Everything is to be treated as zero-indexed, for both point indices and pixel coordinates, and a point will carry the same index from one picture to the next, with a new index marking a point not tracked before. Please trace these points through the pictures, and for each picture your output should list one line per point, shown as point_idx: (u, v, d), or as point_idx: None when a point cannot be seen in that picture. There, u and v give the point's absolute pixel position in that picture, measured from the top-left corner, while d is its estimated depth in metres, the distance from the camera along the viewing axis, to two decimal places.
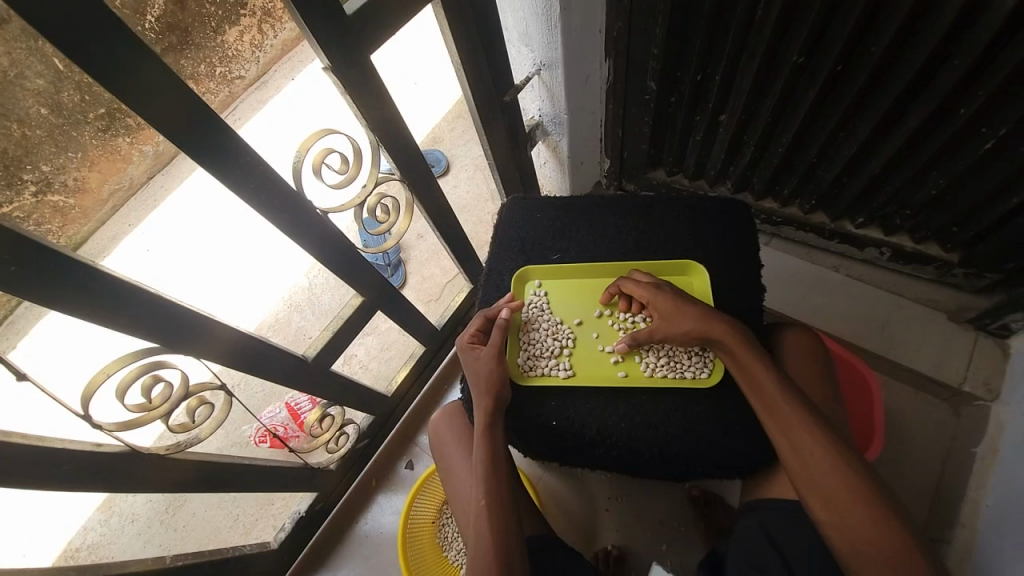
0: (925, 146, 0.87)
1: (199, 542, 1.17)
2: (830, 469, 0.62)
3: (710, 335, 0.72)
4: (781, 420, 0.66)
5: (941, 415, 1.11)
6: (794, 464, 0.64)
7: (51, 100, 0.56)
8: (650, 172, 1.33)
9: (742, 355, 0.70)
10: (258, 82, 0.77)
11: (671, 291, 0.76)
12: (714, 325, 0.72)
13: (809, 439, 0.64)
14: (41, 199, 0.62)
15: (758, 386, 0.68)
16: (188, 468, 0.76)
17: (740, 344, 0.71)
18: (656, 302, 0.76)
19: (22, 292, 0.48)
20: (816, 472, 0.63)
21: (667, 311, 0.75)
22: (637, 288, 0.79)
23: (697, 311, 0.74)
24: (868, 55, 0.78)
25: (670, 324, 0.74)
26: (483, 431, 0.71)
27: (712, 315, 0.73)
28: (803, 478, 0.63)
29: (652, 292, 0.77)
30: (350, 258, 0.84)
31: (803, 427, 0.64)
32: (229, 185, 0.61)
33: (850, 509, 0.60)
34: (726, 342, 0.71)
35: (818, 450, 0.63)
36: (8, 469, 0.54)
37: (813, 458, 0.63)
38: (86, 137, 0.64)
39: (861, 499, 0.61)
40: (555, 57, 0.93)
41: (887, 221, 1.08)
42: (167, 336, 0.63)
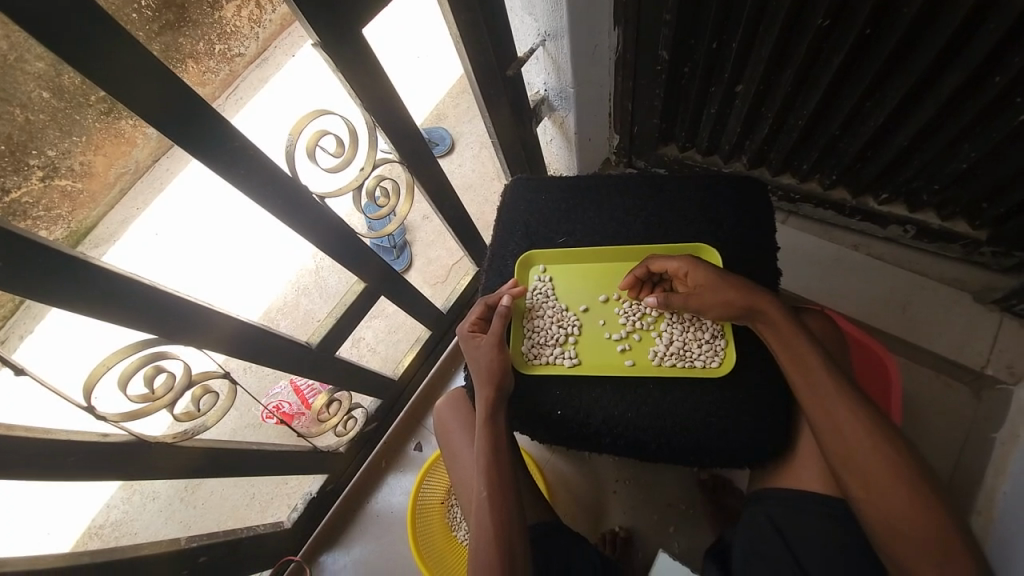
0: (956, 119, 0.81)
1: (217, 520, 1.21)
2: (871, 447, 0.61)
3: (757, 305, 0.70)
4: (820, 396, 0.65)
5: (960, 398, 1.08)
6: (832, 441, 0.63)
7: (52, 83, 0.54)
8: (662, 147, 1.27)
9: (785, 332, 0.68)
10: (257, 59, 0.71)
11: (707, 262, 0.73)
12: (759, 298, 0.70)
13: (851, 416, 0.63)
14: (48, 183, 0.63)
15: (802, 362, 0.67)
16: (196, 455, 0.77)
17: (782, 321, 0.69)
18: (697, 274, 0.73)
19: (13, 289, 0.47)
20: (856, 451, 0.61)
21: (711, 282, 0.72)
22: (673, 263, 0.75)
23: (737, 283, 0.71)
24: (899, 18, 0.71)
25: (709, 293, 0.72)
26: (483, 420, 0.70)
27: (752, 289, 0.71)
28: (843, 457, 0.62)
29: (692, 266, 0.73)
30: (350, 243, 0.82)
31: (846, 406, 0.63)
32: (220, 174, 0.59)
33: (884, 488, 0.60)
34: (774, 319, 0.69)
35: (860, 430, 0.62)
36: (15, 462, 0.54)
37: (852, 435, 0.62)
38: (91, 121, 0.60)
39: (895, 482, 0.60)
40: (561, 26, 0.88)
41: (913, 197, 1.02)
42: (166, 328, 0.62)
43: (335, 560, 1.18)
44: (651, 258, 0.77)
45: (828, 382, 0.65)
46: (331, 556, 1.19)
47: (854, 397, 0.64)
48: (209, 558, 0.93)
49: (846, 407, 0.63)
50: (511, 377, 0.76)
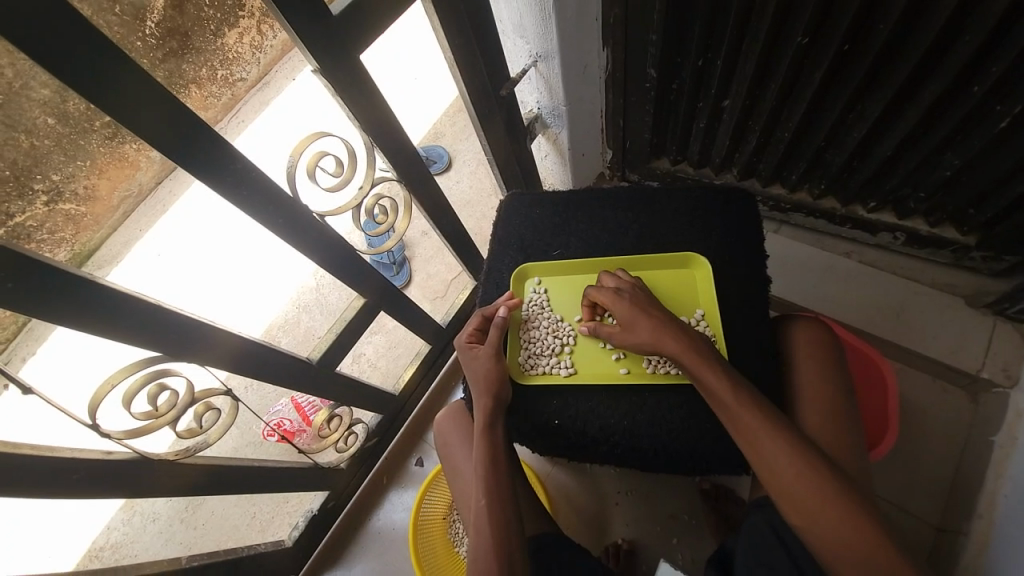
0: (937, 128, 0.84)
1: (218, 540, 1.20)
2: (797, 475, 0.61)
3: (664, 348, 0.70)
4: (744, 431, 0.64)
5: (958, 402, 1.08)
6: (764, 473, 0.63)
7: (57, 108, 0.58)
8: (654, 161, 1.30)
9: (697, 371, 0.67)
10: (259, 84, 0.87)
11: (626, 299, 0.74)
12: (666, 341, 0.70)
13: (775, 449, 0.62)
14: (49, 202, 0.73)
15: (721, 400, 0.66)
16: (198, 471, 0.78)
17: (697, 360, 0.68)
18: (615, 306, 0.74)
19: (22, 307, 0.48)
20: (783, 479, 0.62)
21: (631, 318, 0.73)
22: (598, 292, 0.77)
23: (655, 322, 0.72)
24: (875, 33, 0.75)
25: (627, 332, 0.73)
26: (482, 430, 0.71)
27: (665, 331, 0.71)
28: (777, 488, 0.62)
29: (612, 297, 0.75)
30: (350, 260, 0.83)
31: (766, 437, 0.63)
32: (221, 195, 0.61)
33: (818, 514, 0.59)
34: (683, 357, 0.68)
35: (785, 459, 0.62)
36: (20, 479, 0.55)
37: (779, 466, 0.62)
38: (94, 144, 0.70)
39: (830, 508, 0.59)
40: (552, 47, 0.91)
41: (900, 204, 1.04)
42: (169, 345, 0.63)
43: None
44: (590, 287, 0.79)
45: (752, 417, 0.64)
46: (333, 575, 1.18)
47: (773, 427, 0.64)
48: None
49: (774, 441, 0.62)
50: (510, 388, 0.77)
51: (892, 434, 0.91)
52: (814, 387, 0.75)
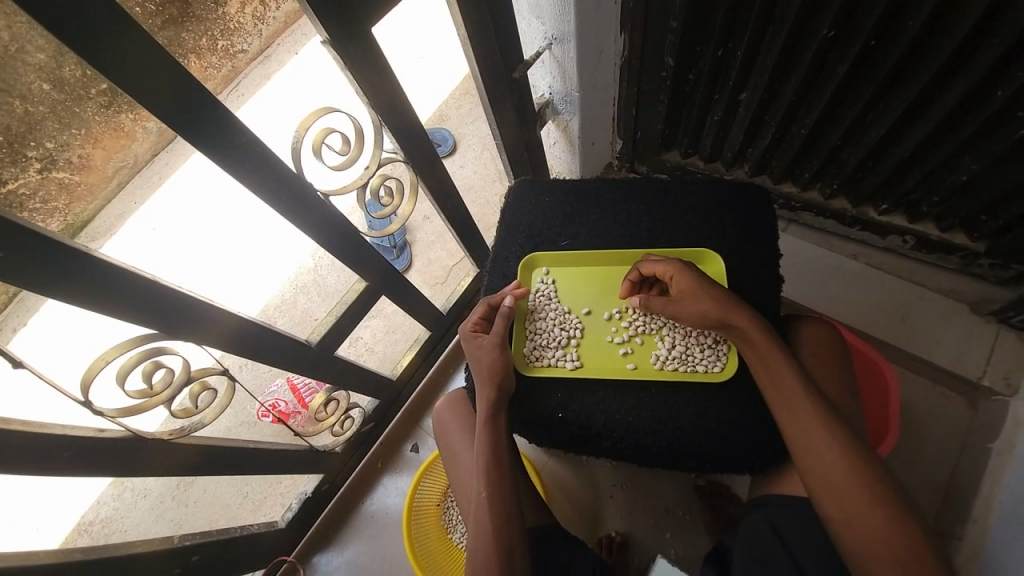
0: (958, 132, 0.82)
1: (209, 519, 1.20)
2: (846, 468, 0.61)
3: (732, 321, 0.69)
4: (795, 411, 0.64)
5: (956, 408, 1.08)
6: (805, 458, 0.63)
7: (53, 74, 0.53)
8: (664, 153, 1.27)
9: (763, 346, 0.68)
10: (260, 56, 0.74)
11: (696, 271, 0.73)
12: (735, 314, 0.69)
13: (822, 434, 0.62)
14: (46, 175, 0.63)
15: (778, 377, 0.66)
16: (193, 452, 0.76)
17: (760, 336, 0.68)
18: (682, 281, 0.73)
19: (12, 278, 0.46)
20: (830, 470, 0.61)
21: (694, 289, 0.72)
22: (661, 266, 0.75)
23: (720, 295, 0.71)
24: (903, 30, 0.72)
25: (689, 302, 0.72)
26: (484, 420, 0.70)
27: (734, 303, 0.70)
28: (816, 474, 0.62)
29: (679, 271, 0.73)
30: (353, 242, 0.81)
31: (820, 420, 0.63)
32: (224, 168, 0.58)
33: (859, 507, 0.59)
34: (751, 331, 0.68)
35: (835, 449, 0.61)
36: (9, 456, 0.53)
37: (821, 451, 0.62)
38: (91, 114, 0.61)
39: (873, 503, 0.59)
40: (568, 30, 0.88)
41: (912, 207, 1.03)
42: (166, 322, 0.61)
43: (328, 561, 1.17)
44: (643, 260, 0.78)
45: (805, 398, 0.64)
46: (324, 556, 1.18)
47: (829, 413, 0.64)
48: (201, 557, 0.92)
49: (822, 426, 0.62)
50: (513, 378, 0.76)
51: (891, 438, 0.91)
52: (820, 389, 0.74)
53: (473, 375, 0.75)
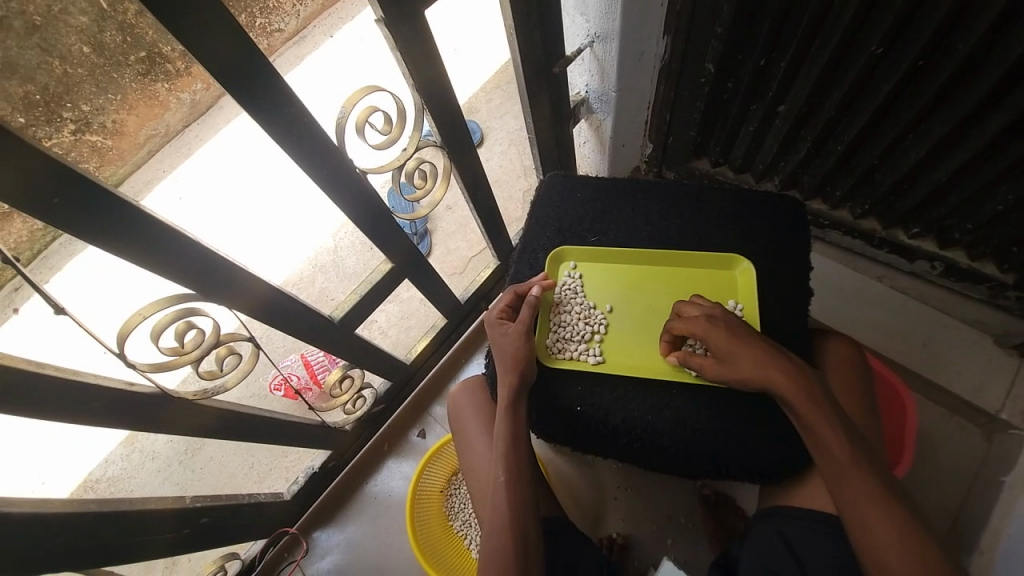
0: (998, 159, 0.81)
1: (215, 485, 1.21)
2: (875, 504, 0.60)
3: (772, 385, 0.66)
4: (848, 479, 0.61)
5: (971, 440, 1.07)
6: (857, 524, 0.60)
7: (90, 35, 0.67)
8: (694, 161, 1.27)
9: (808, 413, 0.64)
10: (300, 35, 0.98)
11: (730, 326, 0.71)
12: (777, 377, 0.66)
13: (877, 505, 0.60)
14: (85, 134, 0.80)
15: (828, 447, 0.63)
16: (213, 413, 0.78)
17: (808, 401, 0.64)
18: (715, 339, 0.70)
19: (66, 226, 0.48)
20: (881, 538, 0.59)
21: (733, 350, 0.69)
22: (690, 325, 0.73)
23: (762, 354, 0.68)
24: (952, 52, 0.72)
25: (727, 364, 0.69)
26: (504, 406, 0.71)
27: (778, 362, 0.67)
28: (871, 545, 0.59)
29: (707, 329, 0.71)
30: (384, 221, 0.82)
31: (874, 491, 0.60)
32: (274, 138, 0.60)
33: (884, 540, 0.59)
34: (794, 398, 0.65)
35: (884, 511, 0.60)
36: (42, 398, 0.55)
37: (876, 519, 0.59)
38: (130, 80, 0.82)
39: (895, 536, 0.59)
40: (612, 29, 0.89)
41: (944, 233, 1.01)
42: (202, 284, 0.63)
43: (328, 537, 1.19)
44: (673, 318, 0.76)
45: (858, 468, 0.62)
46: (326, 532, 1.19)
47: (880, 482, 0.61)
48: (209, 519, 0.93)
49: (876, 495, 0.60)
50: (535, 369, 0.76)
51: (904, 465, 0.91)
52: (841, 413, 0.74)
53: (495, 361, 0.76)
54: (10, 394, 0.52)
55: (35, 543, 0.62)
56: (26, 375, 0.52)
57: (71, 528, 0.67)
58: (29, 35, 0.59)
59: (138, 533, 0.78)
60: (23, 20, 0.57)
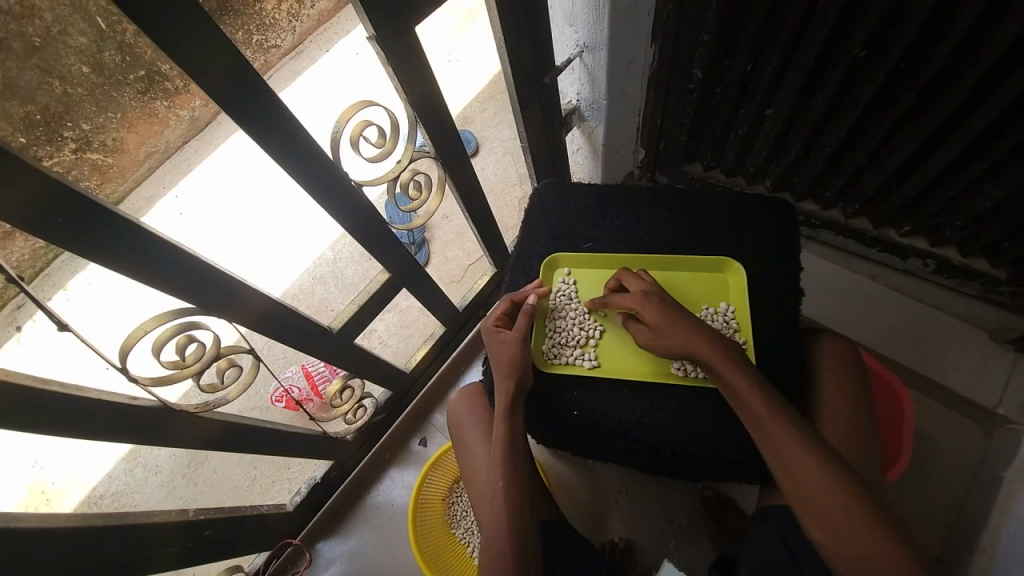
0: (985, 156, 0.82)
1: (217, 497, 1.22)
2: (788, 440, 0.63)
3: (699, 357, 0.70)
4: (783, 452, 0.63)
5: (970, 435, 1.07)
6: (797, 491, 0.63)
7: (85, 56, 0.76)
8: (686, 165, 1.29)
9: (732, 384, 0.67)
10: (291, 50, 1.06)
11: (658, 300, 0.74)
12: (702, 352, 0.70)
13: (812, 469, 0.62)
14: (74, 154, 0.89)
15: (765, 430, 0.65)
16: (215, 426, 0.78)
17: (752, 397, 0.66)
18: (647, 315, 0.73)
19: (68, 245, 0.49)
20: (815, 497, 0.61)
21: (659, 327, 0.72)
22: (627, 300, 0.76)
23: (686, 328, 0.71)
24: (934, 55, 0.73)
25: (656, 337, 0.73)
26: (502, 414, 0.72)
27: (704, 338, 0.70)
28: (809, 508, 0.62)
29: (642, 304, 0.74)
30: (379, 231, 0.83)
31: (808, 457, 0.62)
32: (273, 154, 0.61)
33: (817, 494, 0.61)
34: (715, 365, 0.68)
35: (815, 472, 0.61)
36: (44, 414, 0.55)
37: (810, 482, 0.61)
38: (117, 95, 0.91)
39: (846, 497, 0.60)
40: (601, 39, 0.90)
41: (935, 230, 1.02)
42: (200, 298, 0.63)
43: (331, 548, 1.19)
44: (610, 293, 0.78)
45: (792, 442, 0.63)
46: (329, 543, 1.19)
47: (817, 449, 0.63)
48: (213, 532, 0.93)
49: (811, 459, 0.62)
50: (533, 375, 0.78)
51: (900, 463, 0.91)
52: (833, 421, 0.74)
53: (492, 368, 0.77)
54: (11, 410, 0.52)
55: (37, 558, 0.63)
56: (29, 393, 0.53)
57: (73, 544, 0.67)
58: (29, 54, 0.63)
59: (141, 548, 0.78)
60: (24, 43, 0.61)
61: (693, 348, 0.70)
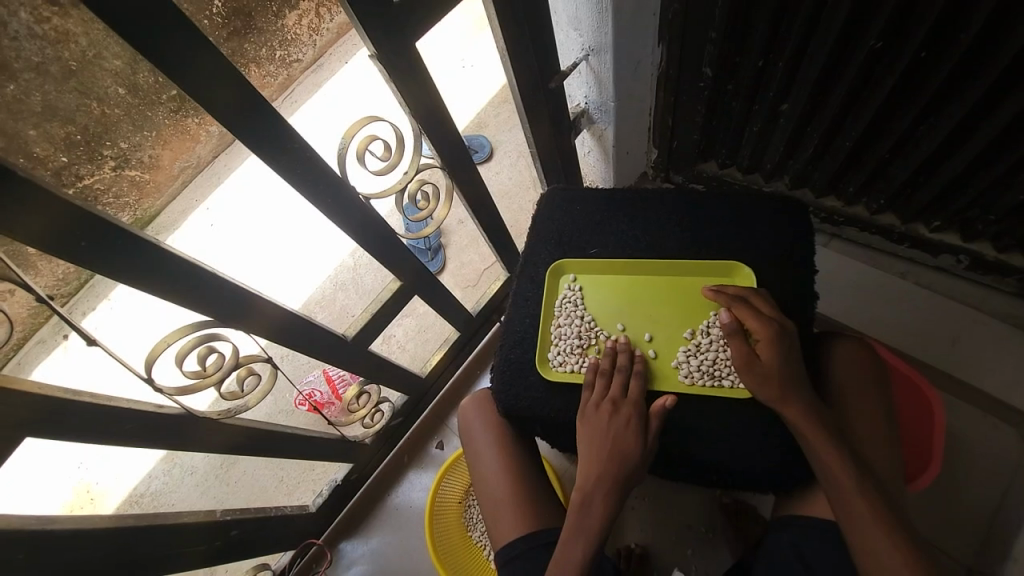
0: (1016, 146, 0.77)
1: (247, 497, 1.28)
2: (854, 491, 0.61)
3: (784, 406, 0.67)
4: (844, 498, 0.62)
5: (1011, 441, 1.01)
6: (856, 540, 0.60)
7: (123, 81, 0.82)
8: (701, 164, 1.26)
9: (811, 436, 0.65)
10: (316, 63, 1.08)
11: (791, 342, 0.69)
12: (790, 404, 0.66)
13: (867, 513, 0.60)
14: (116, 174, 1.02)
15: (835, 482, 0.62)
16: (237, 432, 0.82)
17: (827, 448, 0.64)
18: (773, 351, 0.68)
19: (94, 266, 0.53)
20: (870, 543, 0.59)
21: (777, 368, 0.68)
22: (758, 323, 0.70)
23: (796, 379, 0.67)
24: (955, 43, 0.69)
25: (767, 371, 0.68)
26: (609, 484, 0.67)
27: (804, 393, 0.67)
28: (863, 553, 0.59)
29: (777, 337, 0.69)
30: (388, 243, 0.85)
31: (866, 502, 0.60)
32: (282, 173, 0.64)
33: (870, 539, 0.59)
34: (798, 419, 0.66)
35: (873, 520, 0.59)
36: (76, 423, 0.59)
37: (867, 527, 0.59)
38: (159, 118, 0.97)
39: (894, 540, 0.58)
40: (605, 42, 0.90)
41: (968, 225, 0.97)
42: (217, 311, 0.67)
43: (353, 547, 1.22)
44: (742, 304, 0.72)
45: (855, 490, 0.61)
46: (351, 542, 1.23)
47: (876, 497, 0.61)
48: (239, 532, 0.98)
49: (868, 503, 0.60)
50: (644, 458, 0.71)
51: (928, 473, 0.88)
52: (862, 438, 0.71)
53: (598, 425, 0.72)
54: (46, 419, 0.57)
55: (76, 555, 0.68)
56: (62, 403, 0.57)
57: (109, 542, 0.72)
58: (63, 75, 0.76)
59: (171, 547, 0.83)
60: (60, 64, 0.74)
61: (789, 395, 0.67)
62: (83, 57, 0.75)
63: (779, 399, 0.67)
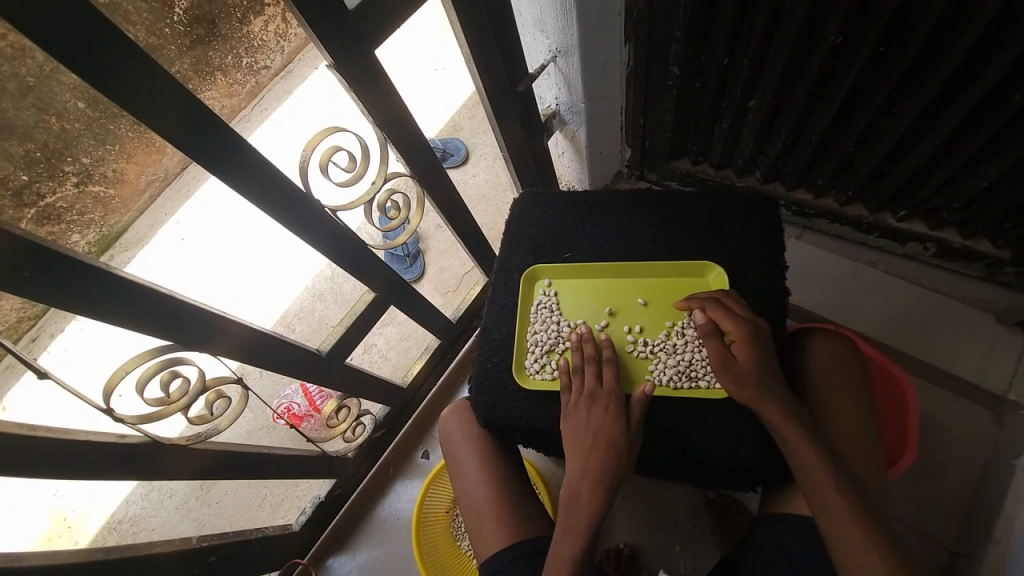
0: (974, 137, 0.79)
1: (228, 520, 1.24)
2: (828, 485, 0.62)
3: (763, 405, 0.67)
4: (820, 493, 0.62)
5: (981, 422, 1.04)
6: (832, 534, 0.61)
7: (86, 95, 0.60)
8: (674, 161, 1.27)
9: (787, 434, 0.65)
10: (284, 72, 0.85)
11: (763, 340, 0.70)
12: (764, 403, 0.67)
13: (843, 505, 0.61)
14: (82, 188, 0.74)
15: (809, 476, 0.63)
16: (210, 456, 0.79)
17: (803, 444, 0.64)
18: (745, 350, 0.69)
19: (42, 297, 0.50)
20: (845, 537, 0.60)
21: (752, 368, 0.68)
22: (730, 323, 0.70)
23: (770, 377, 0.68)
24: (913, 37, 0.70)
25: (741, 371, 0.68)
26: (594, 481, 0.67)
27: (777, 392, 0.67)
28: (839, 546, 0.60)
29: (749, 336, 0.69)
30: (360, 257, 0.84)
31: (840, 496, 0.61)
32: (242, 191, 0.62)
33: (844, 531, 0.60)
34: (774, 418, 0.66)
35: (847, 514, 0.60)
36: (32, 460, 0.56)
37: (840, 520, 0.60)
38: (123, 132, 0.68)
39: (867, 531, 0.59)
40: (572, 43, 0.89)
41: (932, 213, 0.99)
42: (181, 336, 0.64)
43: (341, 564, 1.19)
44: (718, 308, 0.72)
45: (831, 484, 0.62)
46: (338, 559, 1.20)
47: (850, 490, 0.62)
48: (217, 558, 0.95)
49: (843, 497, 0.61)
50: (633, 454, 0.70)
51: (907, 456, 0.87)
52: (836, 431, 0.72)
53: (583, 434, 0.71)
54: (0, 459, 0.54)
55: None
56: (16, 441, 0.54)
57: None
58: (24, 95, 0.56)
59: None
60: (17, 81, 0.55)
61: (764, 394, 0.67)
62: (41, 73, 0.55)
63: (754, 398, 0.67)
